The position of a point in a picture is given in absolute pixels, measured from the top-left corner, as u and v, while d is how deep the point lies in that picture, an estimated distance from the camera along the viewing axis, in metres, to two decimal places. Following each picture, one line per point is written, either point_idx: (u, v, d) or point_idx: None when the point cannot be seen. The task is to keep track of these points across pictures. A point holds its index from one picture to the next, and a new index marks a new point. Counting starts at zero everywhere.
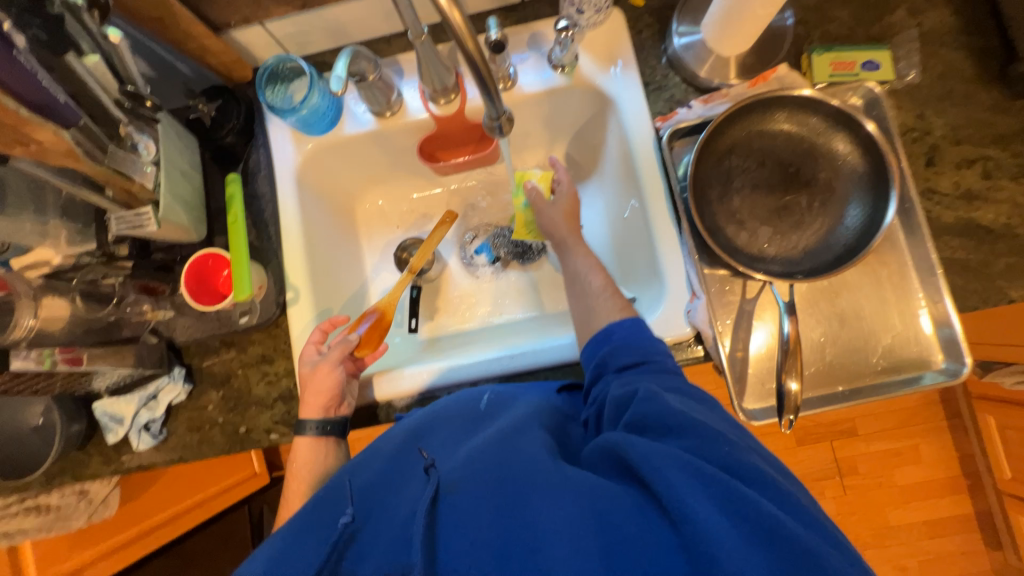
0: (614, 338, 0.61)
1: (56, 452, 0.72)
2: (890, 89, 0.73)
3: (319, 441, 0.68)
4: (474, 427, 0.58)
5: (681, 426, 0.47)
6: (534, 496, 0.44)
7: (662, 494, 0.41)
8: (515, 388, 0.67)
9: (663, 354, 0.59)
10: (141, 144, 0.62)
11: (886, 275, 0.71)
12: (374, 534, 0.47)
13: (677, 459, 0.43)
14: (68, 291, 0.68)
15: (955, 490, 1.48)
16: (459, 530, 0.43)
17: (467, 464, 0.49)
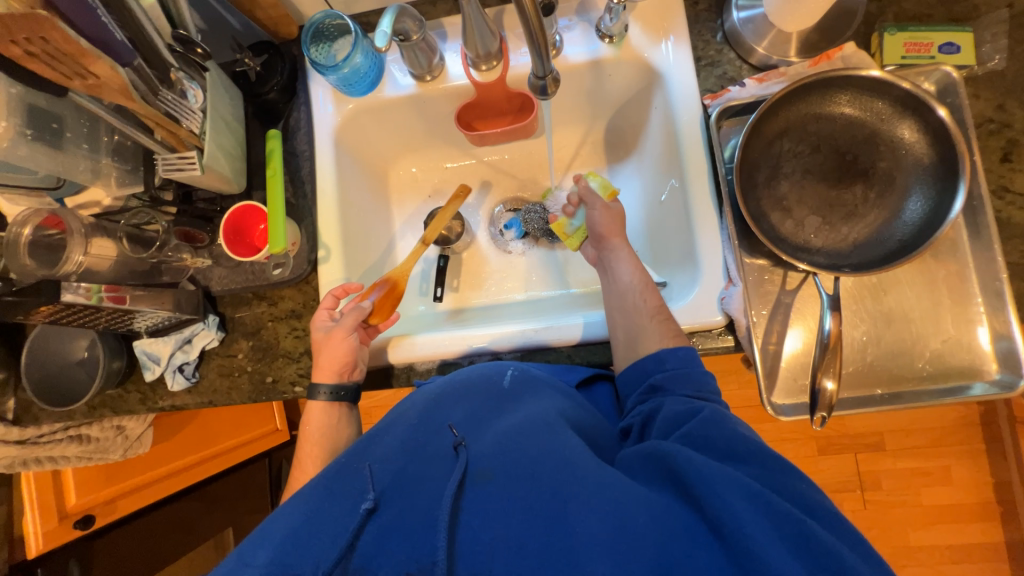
0: (669, 365, 0.62)
1: (98, 385, 0.76)
2: (969, 76, 0.68)
3: (329, 404, 0.71)
4: (503, 411, 0.59)
5: (739, 453, 0.49)
6: (573, 494, 0.45)
7: (719, 516, 0.41)
8: (541, 373, 0.67)
9: (713, 391, 0.60)
10: (190, 90, 0.63)
11: (941, 276, 0.66)
12: (399, 506, 0.49)
13: (736, 483, 0.43)
14: (115, 232, 0.70)
15: (986, 517, 1.41)
16: (493, 522, 0.45)
17: (503, 454, 0.50)
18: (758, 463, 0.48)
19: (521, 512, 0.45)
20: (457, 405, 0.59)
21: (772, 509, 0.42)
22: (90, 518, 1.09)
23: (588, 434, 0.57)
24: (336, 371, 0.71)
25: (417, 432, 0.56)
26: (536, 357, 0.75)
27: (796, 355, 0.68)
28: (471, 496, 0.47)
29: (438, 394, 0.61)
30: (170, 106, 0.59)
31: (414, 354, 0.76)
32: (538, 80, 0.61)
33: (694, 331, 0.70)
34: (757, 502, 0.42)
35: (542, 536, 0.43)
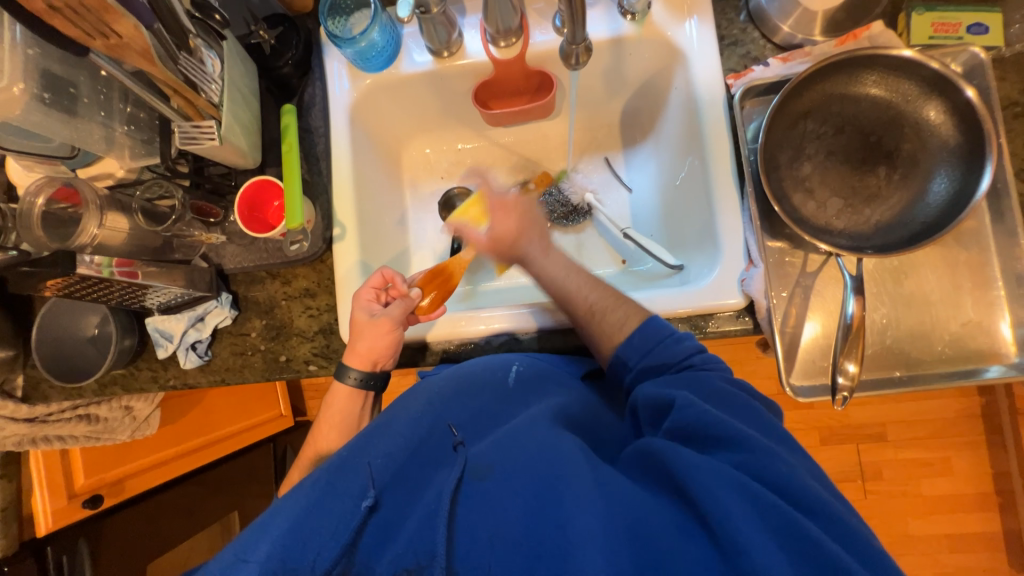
0: (633, 361, 0.61)
1: (109, 362, 0.75)
2: (995, 57, 0.67)
3: (355, 390, 0.69)
4: (505, 412, 0.59)
5: (730, 439, 0.46)
6: (567, 490, 0.45)
7: (711, 515, 0.40)
8: (547, 364, 0.68)
9: (695, 352, 0.58)
10: (208, 58, 0.63)
11: (963, 259, 0.66)
12: (401, 506, 0.49)
13: (728, 479, 0.42)
14: (129, 206, 0.70)
15: (985, 507, 1.42)
16: (484, 522, 0.44)
17: (501, 451, 0.50)
18: (749, 449, 0.45)
19: (516, 507, 0.45)
20: (457, 402, 0.59)
21: (764, 505, 0.40)
22: (98, 497, 1.09)
23: (588, 428, 0.57)
24: (373, 357, 0.69)
25: (417, 428, 0.55)
26: (554, 338, 0.75)
27: (815, 337, 0.68)
28: (468, 492, 0.47)
29: (439, 389, 0.61)
30: (188, 72, 0.59)
31: (451, 330, 0.74)
32: (572, 48, 0.66)
33: (713, 313, 0.69)
34: (749, 497, 0.41)
35: (534, 536, 0.42)
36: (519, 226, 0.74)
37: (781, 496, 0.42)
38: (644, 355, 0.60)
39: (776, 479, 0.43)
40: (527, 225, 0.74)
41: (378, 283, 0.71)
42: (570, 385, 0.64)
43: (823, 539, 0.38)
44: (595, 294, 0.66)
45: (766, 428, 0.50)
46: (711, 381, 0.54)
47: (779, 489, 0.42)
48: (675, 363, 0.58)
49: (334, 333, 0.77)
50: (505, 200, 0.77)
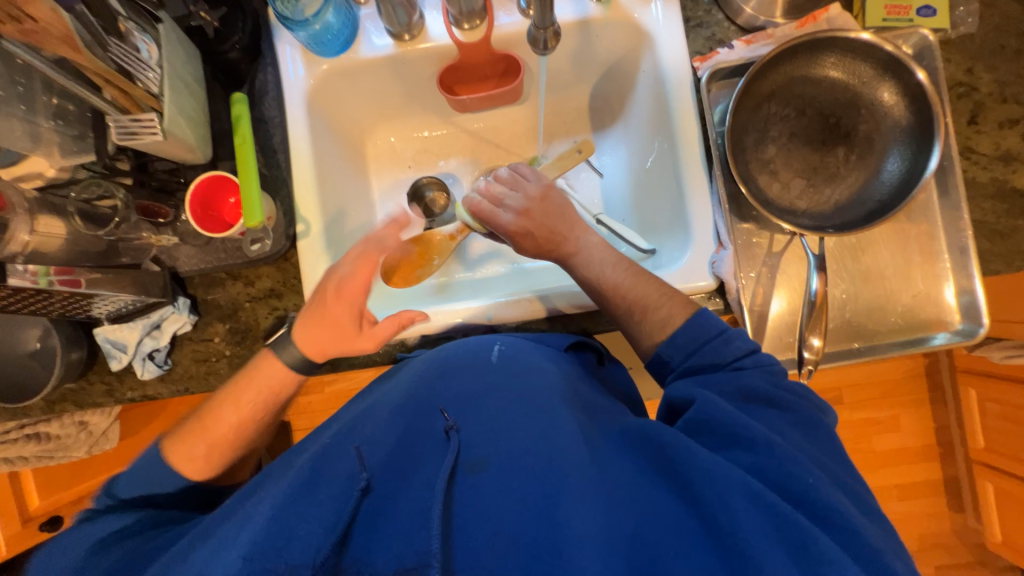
0: (675, 361, 0.59)
1: (56, 378, 0.70)
2: (941, 39, 0.70)
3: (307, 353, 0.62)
4: (493, 385, 0.56)
5: (748, 438, 0.48)
6: (567, 482, 0.46)
7: (719, 518, 0.43)
8: (527, 342, 0.65)
9: (745, 353, 0.56)
10: (142, 44, 0.57)
11: (914, 235, 0.70)
12: (390, 494, 0.48)
13: (738, 484, 0.44)
14: (65, 209, 0.64)
15: (928, 457, 1.56)
16: (482, 518, 0.45)
17: (496, 442, 0.50)
18: (767, 451, 0.47)
19: (514, 506, 0.45)
20: (445, 383, 0.57)
21: (771, 509, 0.42)
22: (57, 519, 1.06)
23: (586, 404, 0.57)
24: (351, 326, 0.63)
25: (406, 416, 0.54)
26: (530, 326, 0.74)
27: (782, 312, 0.71)
28: (463, 487, 0.47)
29: (421, 373, 0.59)
30: (122, 60, 0.53)
31: (423, 326, 0.72)
32: (541, 33, 0.64)
33: (685, 295, 0.70)
34: (758, 503, 0.43)
35: (534, 531, 0.44)
36: (540, 225, 0.67)
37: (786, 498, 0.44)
38: (688, 355, 0.58)
39: (788, 484, 0.45)
40: (553, 214, 0.68)
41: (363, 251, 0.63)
42: (558, 359, 0.63)
43: (827, 549, 0.40)
44: (635, 292, 0.64)
45: (791, 428, 0.51)
46: (748, 381, 0.54)
47: (785, 488, 0.45)
48: (723, 366, 0.56)
49: None
50: (527, 187, 0.69)
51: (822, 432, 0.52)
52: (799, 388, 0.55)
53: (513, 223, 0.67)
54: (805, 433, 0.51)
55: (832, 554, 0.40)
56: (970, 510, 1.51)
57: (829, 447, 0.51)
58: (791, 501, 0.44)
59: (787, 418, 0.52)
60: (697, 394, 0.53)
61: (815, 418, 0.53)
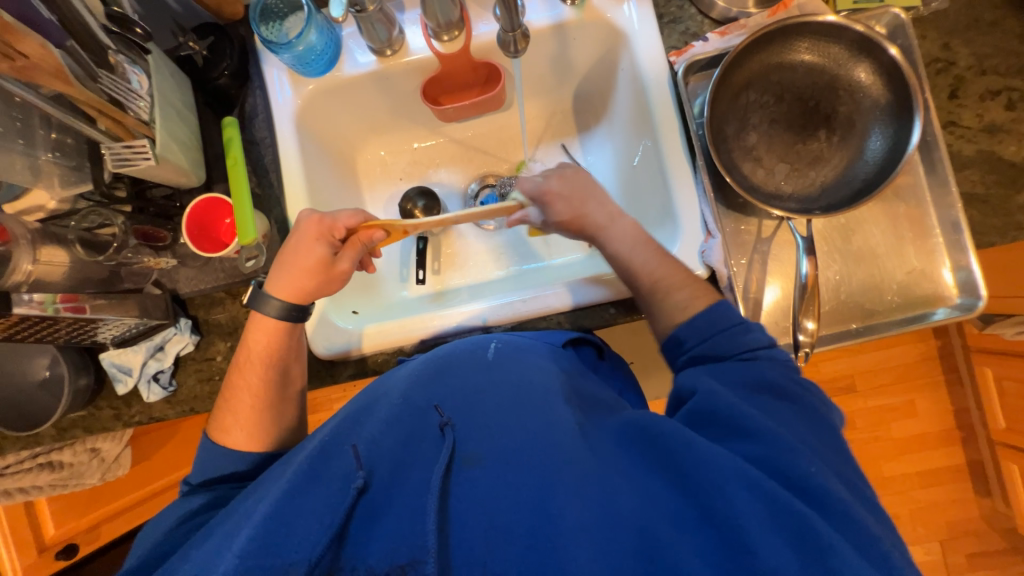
0: (690, 344, 0.58)
1: (65, 406, 0.72)
2: (915, 17, 0.71)
3: (280, 325, 0.64)
4: (488, 382, 0.56)
5: (747, 429, 0.48)
6: (563, 476, 0.46)
7: (719, 509, 0.43)
8: (526, 340, 0.65)
9: (763, 345, 0.55)
10: (133, 75, 0.59)
11: (903, 212, 0.70)
12: (389, 490, 0.49)
13: (739, 476, 0.44)
14: (66, 237, 0.66)
15: (948, 441, 1.52)
16: (478, 510, 0.46)
17: (491, 437, 0.50)
18: (769, 442, 0.46)
19: (512, 500, 0.46)
20: (441, 382, 0.57)
21: (772, 501, 0.42)
22: (73, 547, 1.08)
23: (585, 397, 0.57)
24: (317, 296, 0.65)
25: (401, 414, 0.53)
26: (525, 327, 0.74)
27: (777, 299, 0.70)
28: (459, 481, 0.48)
29: (415, 372, 0.58)
30: (113, 91, 0.56)
31: (423, 331, 0.73)
32: (509, 35, 0.66)
33: None
34: (758, 494, 0.43)
35: (530, 525, 0.44)
36: (573, 190, 0.67)
37: (792, 492, 0.44)
38: (703, 341, 0.57)
39: (791, 475, 0.44)
40: (579, 193, 0.67)
41: (314, 231, 0.63)
42: (556, 353, 0.63)
43: (826, 537, 0.40)
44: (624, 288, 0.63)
45: (801, 419, 0.50)
46: (761, 373, 0.53)
47: (788, 481, 0.44)
48: (733, 356, 0.55)
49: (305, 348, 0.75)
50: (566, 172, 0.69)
51: (823, 425, 0.51)
52: (805, 381, 0.54)
53: (546, 184, 0.67)
54: (814, 426, 0.50)
55: (839, 548, 0.40)
56: (997, 494, 1.47)
57: (831, 440, 0.50)
58: (789, 488, 0.44)
59: (789, 408, 0.51)
60: (700, 385, 0.53)
61: (818, 409, 0.52)
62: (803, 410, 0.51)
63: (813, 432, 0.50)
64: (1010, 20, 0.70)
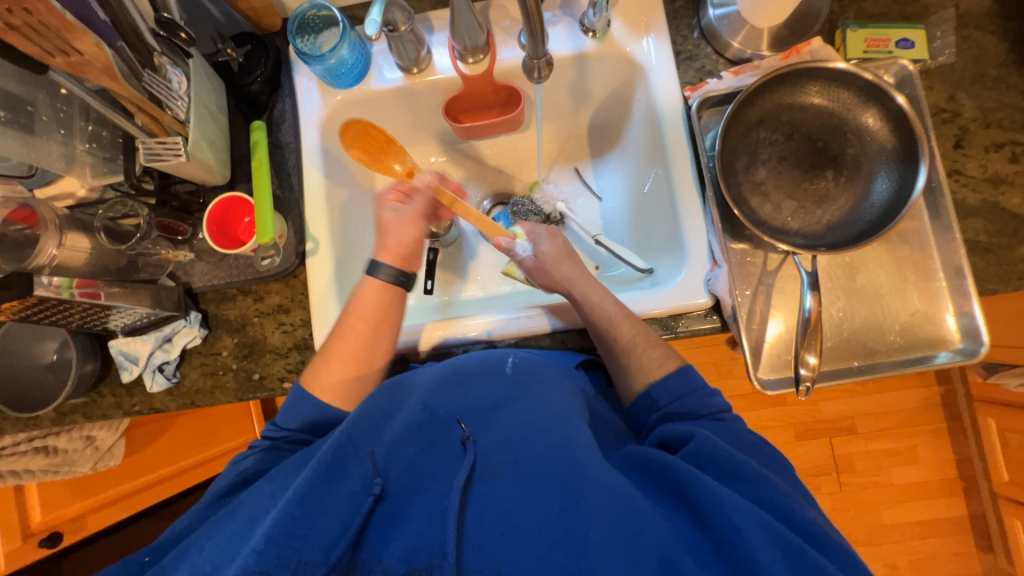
0: (662, 402, 0.63)
1: (70, 389, 0.72)
2: (922, 69, 0.74)
3: (384, 286, 0.69)
4: (508, 398, 0.58)
5: (745, 472, 0.51)
6: (585, 496, 0.48)
7: (733, 542, 0.45)
8: (542, 357, 0.67)
9: (726, 409, 0.62)
10: (173, 76, 0.62)
11: (907, 254, 0.71)
12: (408, 496, 0.50)
13: (753, 515, 0.46)
14: (91, 225, 0.69)
15: (950, 492, 1.49)
16: (496, 523, 0.48)
17: (512, 452, 0.52)
18: (764, 485, 0.50)
19: (532, 515, 0.48)
20: (459, 392, 0.58)
21: (781, 539, 0.45)
22: (57, 535, 1.08)
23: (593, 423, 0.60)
24: (409, 262, 0.71)
25: (422, 422, 0.54)
26: (529, 343, 0.75)
27: (780, 332, 0.71)
28: (480, 491, 0.50)
29: (435, 378, 0.59)
30: (153, 89, 0.58)
31: (430, 341, 0.74)
32: (535, 61, 0.69)
33: (683, 313, 0.72)
34: (769, 532, 0.45)
35: (550, 541, 0.46)
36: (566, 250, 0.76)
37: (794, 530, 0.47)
38: (674, 399, 0.63)
39: (792, 517, 0.48)
40: (567, 253, 0.76)
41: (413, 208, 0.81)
42: (571, 373, 0.65)
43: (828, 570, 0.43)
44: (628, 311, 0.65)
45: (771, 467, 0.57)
46: (731, 428, 0.60)
47: (788, 521, 0.48)
48: (702, 415, 0.62)
49: (310, 349, 0.76)
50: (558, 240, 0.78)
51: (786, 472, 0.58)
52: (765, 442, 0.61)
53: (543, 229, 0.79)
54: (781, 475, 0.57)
55: None
56: (998, 549, 1.43)
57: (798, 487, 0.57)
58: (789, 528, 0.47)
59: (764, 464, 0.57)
60: (695, 431, 0.56)
61: (778, 458, 0.59)
62: (766, 457, 0.58)
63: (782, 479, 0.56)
64: (1015, 77, 0.72)
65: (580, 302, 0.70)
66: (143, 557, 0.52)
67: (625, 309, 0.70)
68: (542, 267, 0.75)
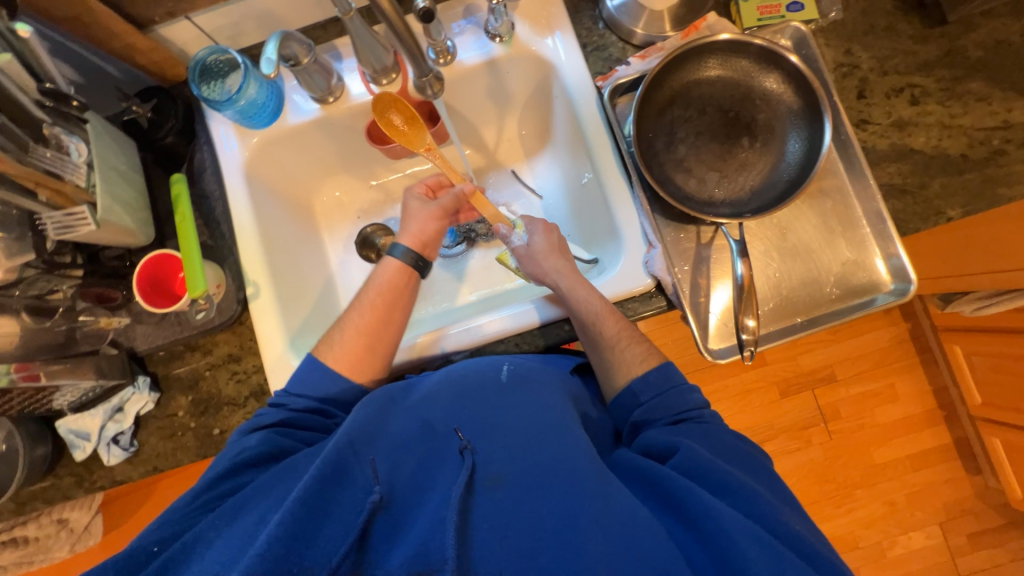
0: (644, 398, 0.64)
1: (20, 477, 0.70)
2: (816, 29, 0.76)
3: (403, 266, 0.75)
4: (505, 409, 0.60)
5: (734, 485, 0.53)
6: (583, 507, 0.50)
7: (726, 550, 0.47)
8: (537, 362, 0.69)
9: (705, 404, 0.63)
10: (71, 145, 0.61)
11: (831, 207, 0.74)
12: (408, 508, 0.53)
13: (748, 527, 0.48)
14: (12, 306, 0.65)
15: (933, 422, 1.54)
16: (496, 528, 0.50)
17: (512, 460, 0.55)
18: (752, 497, 0.52)
19: (529, 521, 0.51)
20: (458, 404, 0.61)
21: (770, 548, 0.47)
22: None
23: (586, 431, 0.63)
24: (427, 248, 0.78)
25: (422, 435, 0.58)
26: (485, 352, 0.75)
27: (726, 301, 0.73)
28: (481, 499, 0.52)
29: (434, 395, 0.62)
30: (49, 165, 0.58)
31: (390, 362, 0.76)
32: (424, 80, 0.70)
33: (625, 298, 0.73)
34: (760, 543, 0.47)
35: (550, 546, 0.49)
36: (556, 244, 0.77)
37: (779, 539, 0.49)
38: (655, 395, 0.64)
39: (779, 528, 0.50)
40: (557, 246, 0.76)
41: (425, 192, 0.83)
42: (566, 382, 0.67)
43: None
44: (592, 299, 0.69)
45: (751, 469, 0.58)
46: (713, 430, 0.60)
47: (775, 532, 0.50)
48: (677, 411, 0.63)
49: (266, 394, 0.75)
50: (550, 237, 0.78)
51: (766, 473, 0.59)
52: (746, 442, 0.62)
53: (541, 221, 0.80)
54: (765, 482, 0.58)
55: None
56: (986, 471, 1.48)
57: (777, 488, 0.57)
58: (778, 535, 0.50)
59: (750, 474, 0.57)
60: (681, 442, 0.57)
61: (758, 460, 0.60)
62: (748, 460, 0.59)
63: (764, 482, 0.57)
64: (903, 24, 0.75)
65: (565, 296, 0.71)
66: (151, 547, 0.52)
67: (609, 304, 0.70)
68: (531, 258, 0.76)
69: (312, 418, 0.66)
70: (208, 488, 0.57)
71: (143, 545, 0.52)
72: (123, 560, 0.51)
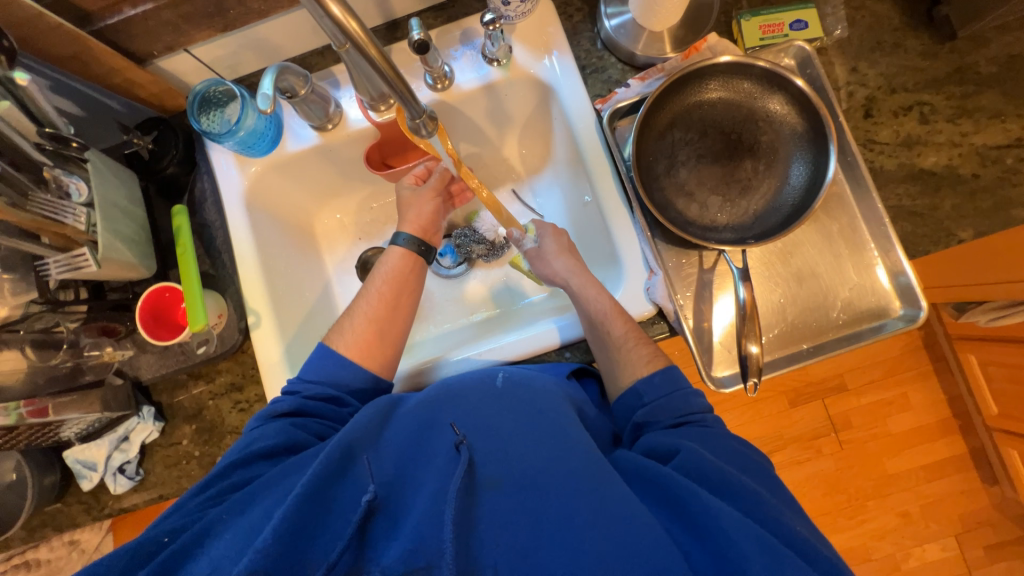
0: (648, 396, 0.64)
1: (30, 506, 0.71)
2: (820, 47, 0.75)
3: (406, 253, 0.77)
4: (502, 407, 0.59)
5: (735, 486, 0.52)
6: (581, 509, 0.49)
7: (729, 554, 0.46)
8: (536, 372, 0.67)
9: (708, 409, 0.63)
10: (72, 186, 0.63)
11: (837, 230, 0.72)
12: (400, 504, 0.52)
13: (751, 532, 0.47)
14: (17, 342, 0.67)
15: (948, 431, 1.51)
16: (494, 528, 0.50)
17: (510, 459, 0.54)
18: (755, 500, 0.51)
19: (526, 523, 0.50)
20: (455, 401, 0.60)
21: (775, 553, 0.46)
22: None
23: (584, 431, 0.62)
24: (428, 235, 0.80)
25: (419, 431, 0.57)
26: None
27: (728, 326, 0.72)
28: (478, 499, 0.51)
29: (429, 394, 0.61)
30: (45, 209, 0.59)
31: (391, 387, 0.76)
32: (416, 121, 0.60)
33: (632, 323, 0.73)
34: (764, 547, 0.46)
35: (547, 546, 0.48)
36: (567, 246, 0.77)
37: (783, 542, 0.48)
38: (658, 397, 0.63)
39: (782, 532, 0.49)
40: (566, 247, 0.77)
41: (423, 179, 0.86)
42: (563, 384, 0.66)
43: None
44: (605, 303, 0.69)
45: (754, 472, 0.57)
46: (714, 434, 0.59)
47: (779, 536, 0.49)
48: (680, 417, 0.61)
49: None
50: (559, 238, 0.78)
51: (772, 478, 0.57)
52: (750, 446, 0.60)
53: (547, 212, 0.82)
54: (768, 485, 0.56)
55: None
56: (1004, 482, 1.44)
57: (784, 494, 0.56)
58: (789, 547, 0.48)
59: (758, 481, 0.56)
60: (682, 444, 0.56)
61: (763, 464, 0.58)
62: (752, 464, 0.57)
63: (767, 485, 0.56)
64: (912, 39, 0.73)
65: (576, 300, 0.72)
66: (161, 538, 0.51)
67: (617, 305, 0.70)
68: (540, 260, 0.78)
69: (323, 405, 0.66)
70: (213, 483, 0.57)
71: (153, 536, 0.51)
72: (132, 549, 0.49)
